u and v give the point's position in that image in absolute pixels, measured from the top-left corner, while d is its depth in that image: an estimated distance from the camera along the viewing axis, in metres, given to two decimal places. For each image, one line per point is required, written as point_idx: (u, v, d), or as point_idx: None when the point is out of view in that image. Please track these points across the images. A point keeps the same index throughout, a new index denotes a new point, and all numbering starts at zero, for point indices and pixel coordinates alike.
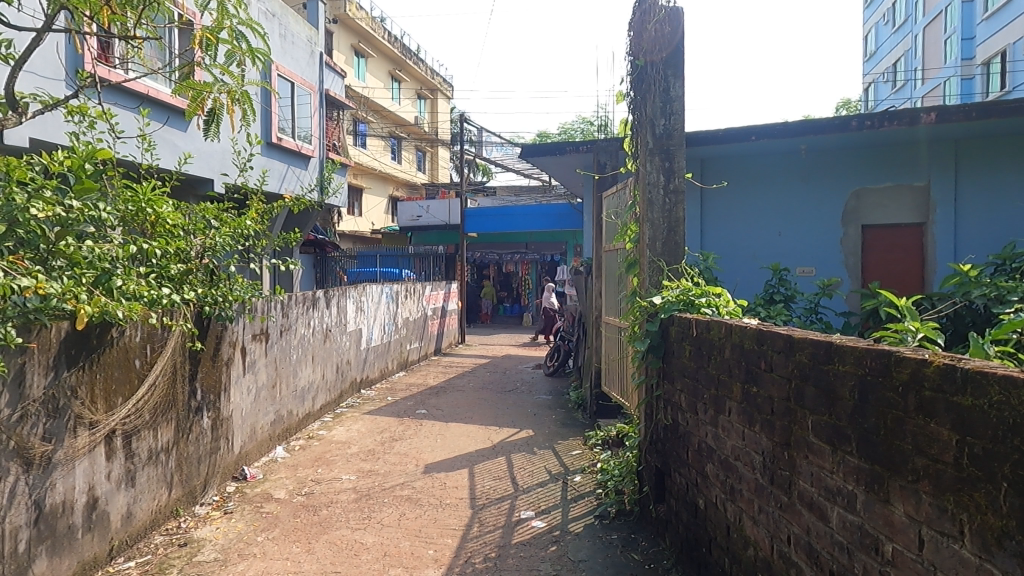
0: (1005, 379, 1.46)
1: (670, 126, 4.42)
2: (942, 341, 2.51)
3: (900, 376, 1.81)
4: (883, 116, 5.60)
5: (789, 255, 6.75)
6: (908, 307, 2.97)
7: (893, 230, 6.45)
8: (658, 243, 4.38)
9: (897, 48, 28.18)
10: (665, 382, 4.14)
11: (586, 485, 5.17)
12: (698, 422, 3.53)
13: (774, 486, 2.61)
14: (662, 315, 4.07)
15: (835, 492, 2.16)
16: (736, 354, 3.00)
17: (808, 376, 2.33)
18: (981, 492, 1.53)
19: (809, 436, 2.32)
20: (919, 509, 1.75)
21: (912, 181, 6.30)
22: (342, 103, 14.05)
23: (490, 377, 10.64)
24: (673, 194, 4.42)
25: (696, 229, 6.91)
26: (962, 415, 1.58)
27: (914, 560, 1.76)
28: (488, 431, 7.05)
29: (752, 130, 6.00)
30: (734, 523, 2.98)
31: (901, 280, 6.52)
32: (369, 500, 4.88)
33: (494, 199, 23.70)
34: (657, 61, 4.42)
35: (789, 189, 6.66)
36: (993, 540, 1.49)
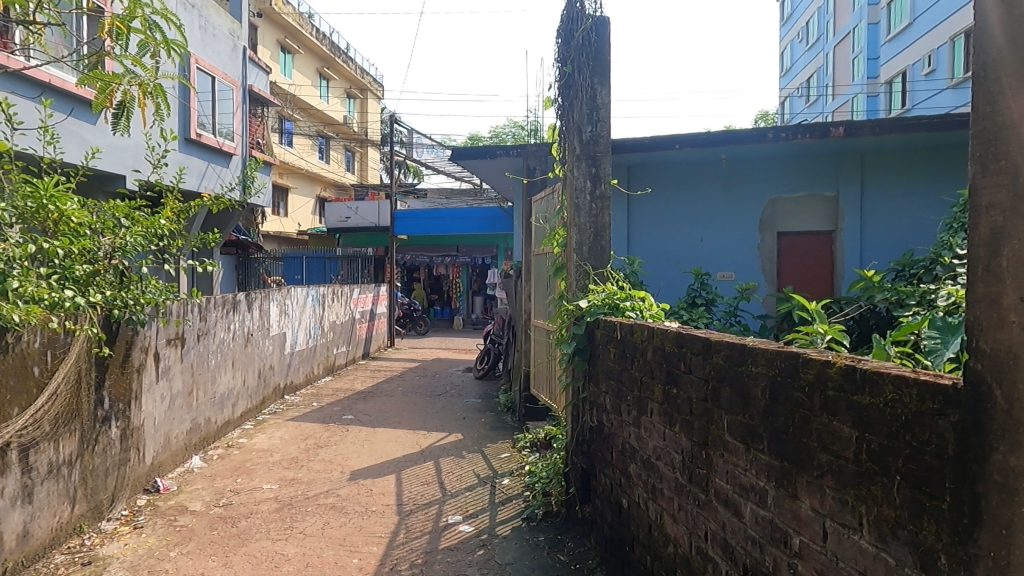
0: (898, 378, 1.54)
1: (597, 132, 4.49)
2: (848, 343, 2.67)
3: (807, 376, 1.90)
4: (797, 129, 5.87)
5: (710, 260, 7.00)
6: (817, 309, 3.14)
7: (805, 237, 6.80)
8: (585, 248, 4.46)
9: (809, 64, 29.74)
10: (591, 384, 4.20)
11: (514, 488, 5.20)
12: (622, 422, 3.60)
13: (693, 484, 2.70)
14: (588, 318, 4.15)
15: (748, 488, 2.24)
16: (658, 356, 3.08)
17: (724, 377, 2.42)
18: (878, 485, 1.61)
19: (725, 435, 2.41)
20: (823, 503, 1.84)
21: (822, 191, 6.66)
22: (266, 100, 13.62)
23: (419, 381, 10.54)
24: (599, 200, 4.50)
25: (622, 234, 7.09)
26: (862, 412, 1.67)
27: (819, 552, 1.86)
28: (416, 435, 6.99)
29: (675, 138, 6.20)
30: (656, 522, 3.05)
31: (812, 285, 6.87)
32: (291, 509, 4.73)
33: (426, 201, 23.55)
34: (584, 69, 4.51)
35: (709, 198, 6.92)
36: (888, 530, 1.58)
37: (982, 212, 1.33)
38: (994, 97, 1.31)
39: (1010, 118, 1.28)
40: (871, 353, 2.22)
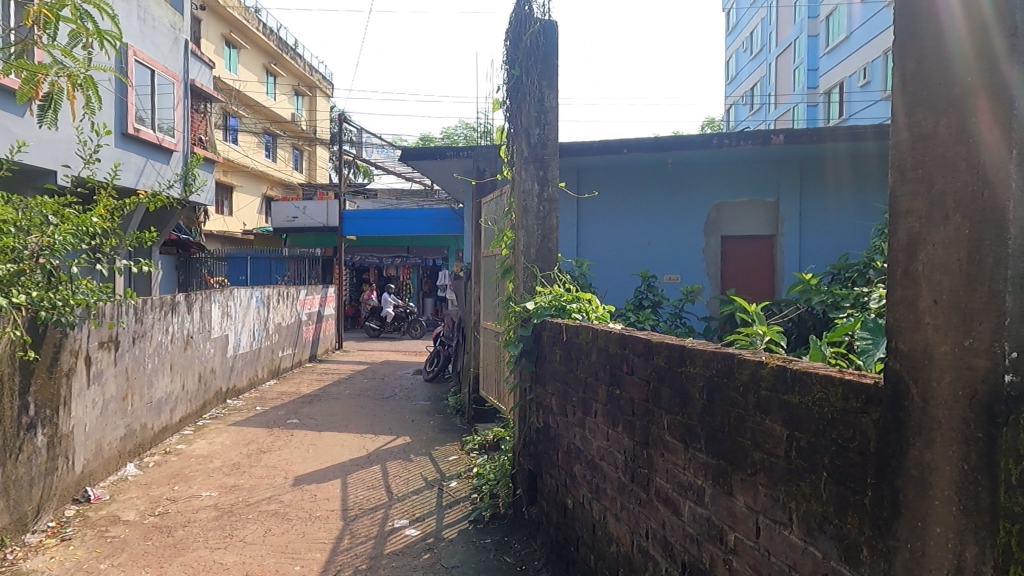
0: (825, 377, 1.60)
1: (545, 136, 4.52)
2: (786, 344, 2.76)
3: (741, 376, 1.95)
4: (739, 136, 6.04)
5: (656, 262, 7.12)
6: (758, 311, 3.23)
7: (748, 241, 6.99)
8: (533, 250, 4.49)
9: (753, 74, 30.66)
10: (537, 386, 4.22)
11: (462, 490, 5.18)
12: (567, 423, 3.63)
13: (634, 483, 2.74)
14: (535, 319, 4.18)
15: (687, 487, 2.29)
16: (602, 357, 3.12)
17: (664, 378, 2.46)
18: (807, 481, 1.67)
19: (665, 435, 2.45)
20: (756, 500, 1.89)
21: (763, 197, 6.86)
22: (210, 95, 13.22)
23: (368, 383, 10.40)
24: (546, 202, 4.53)
25: (571, 237, 7.16)
26: (792, 411, 1.72)
27: (752, 547, 1.91)
28: (363, 439, 6.89)
29: (624, 143, 6.29)
30: (600, 521, 3.09)
31: (754, 287, 7.07)
32: (231, 517, 4.60)
33: (376, 201, 23.28)
34: (531, 72, 4.54)
35: (656, 202, 7.04)
36: (815, 524, 1.64)
37: (901, 218, 1.39)
38: (911, 109, 1.37)
39: (926, 129, 1.33)
40: (809, 354, 2.28)
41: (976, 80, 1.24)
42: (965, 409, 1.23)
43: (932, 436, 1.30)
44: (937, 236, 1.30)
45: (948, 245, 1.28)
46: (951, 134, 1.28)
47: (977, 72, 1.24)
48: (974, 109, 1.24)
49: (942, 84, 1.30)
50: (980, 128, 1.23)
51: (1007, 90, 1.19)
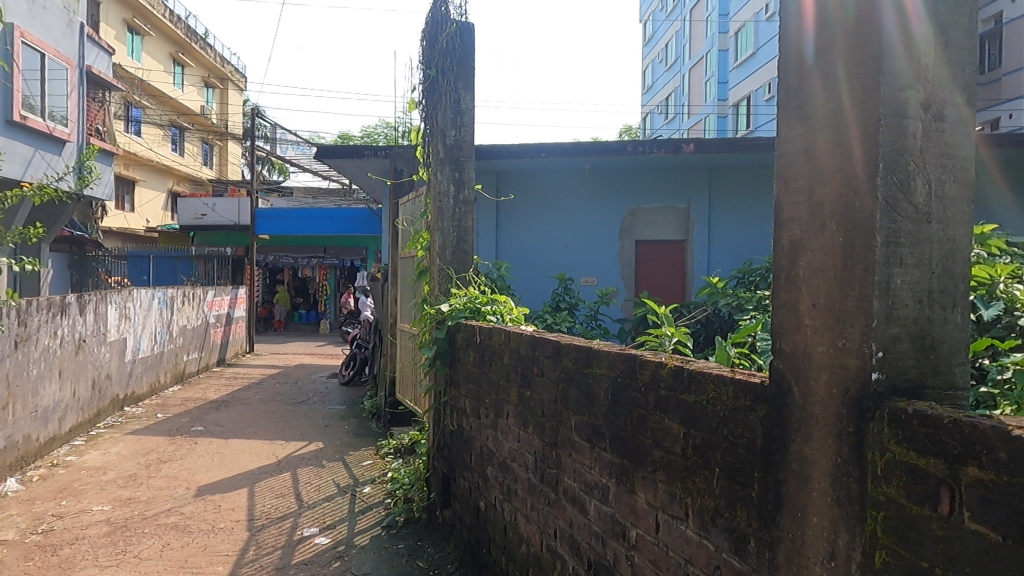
0: (718, 377, 1.67)
1: (461, 137, 4.52)
2: (693, 345, 2.87)
3: (643, 377, 2.01)
4: (652, 143, 6.24)
5: (573, 265, 7.25)
6: (667, 313, 3.33)
7: (659, 245, 7.23)
8: (448, 251, 4.47)
9: (667, 83, 31.78)
10: (452, 388, 4.20)
11: (375, 496, 5.08)
12: (480, 425, 3.63)
13: (544, 484, 2.77)
14: (449, 322, 4.17)
15: (592, 486, 2.34)
16: (513, 359, 3.14)
17: (572, 379, 2.50)
18: (701, 477, 1.74)
19: (573, 435, 2.50)
20: (656, 497, 1.95)
21: (675, 203, 7.10)
22: (109, 83, 12.42)
23: (279, 388, 10.05)
24: (462, 204, 4.52)
25: (491, 239, 7.18)
26: (688, 410, 1.79)
27: (652, 543, 1.97)
28: (273, 445, 6.64)
29: (542, 147, 6.36)
30: (511, 522, 3.11)
31: (665, 290, 7.31)
32: (125, 532, 4.32)
33: (290, 200, 22.55)
34: (446, 72, 4.52)
35: (573, 206, 7.17)
36: (708, 518, 1.70)
37: (784, 225, 1.47)
38: (794, 123, 1.45)
39: (806, 142, 1.41)
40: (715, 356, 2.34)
41: (849, 96, 1.32)
42: (839, 405, 1.31)
43: (811, 432, 1.37)
44: (816, 243, 1.38)
45: (826, 252, 1.36)
46: (828, 147, 1.36)
47: (849, 89, 1.32)
48: (847, 125, 1.32)
49: (820, 100, 1.38)
50: (852, 143, 1.31)
51: (874, 107, 1.27)
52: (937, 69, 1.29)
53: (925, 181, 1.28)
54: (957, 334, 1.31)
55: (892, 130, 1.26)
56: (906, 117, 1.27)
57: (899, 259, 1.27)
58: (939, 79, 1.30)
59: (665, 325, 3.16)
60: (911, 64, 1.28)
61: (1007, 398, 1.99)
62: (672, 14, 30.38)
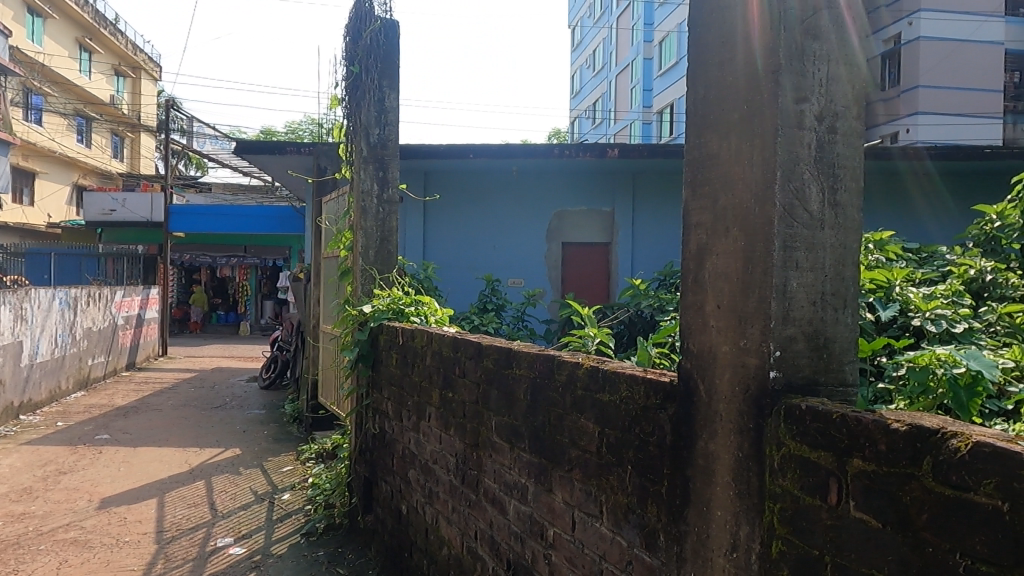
0: (630, 377, 1.71)
1: (385, 136, 4.45)
2: (615, 346, 2.93)
3: (560, 377, 2.04)
4: (578, 147, 6.33)
5: (500, 267, 7.27)
6: (591, 315, 3.36)
7: (586, 248, 7.33)
8: (371, 252, 4.40)
9: (595, 89, 32.36)
10: (374, 391, 4.13)
11: (295, 502, 4.93)
12: (402, 428, 3.58)
13: (465, 485, 2.76)
14: (372, 323, 4.09)
15: (512, 487, 2.35)
16: (435, 360, 3.12)
17: (493, 380, 2.51)
18: (614, 474, 1.77)
19: (493, 436, 2.50)
20: (573, 495, 1.98)
21: (600, 206, 7.22)
22: (5, 67, 11.56)
23: (195, 393, 9.61)
24: (386, 204, 4.45)
25: (418, 239, 7.12)
26: (603, 409, 1.82)
27: (569, 541, 2.00)
28: (186, 453, 6.34)
29: (471, 148, 6.35)
30: (432, 525, 3.08)
31: (591, 292, 7.43)
32: (17, 550, 4.02)
33: (208, 196, 21.61)
34: (370, 69, 4.44)
35: (500, 207, 7.20)
36: (621, 515, 1.74)
37: (692, 230, 1.52)
38: (701, 131, 1.50)
39: (712, 149, 1.47)
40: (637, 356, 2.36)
41: (752, 107, 1.38)
42: (741, 403, 1.37)
43: (715, 428, 1.43)
44: (720, 246, 1.44)
45: (728, 255, 1.42)
46: (731, 155, 1.42)
47: (751, 100, 1.38)
48: (748, 136, 1.38)
49: (725, 109, 1.44)
50: (753, 152, 1.37)
51: (773, 117, 1.33)
52: (829, 83, 1.37)
53: (818, 189, 1.36)
54: (847, 334, 1.40)
55: (788, 140, 1.33)
56: (801, 128, 1.34)
57: (795, 263, 1.34)
58: (832, 93, 1.38)
59: (589, 327, 3.19)
60: (805, 78, 1.35)
61: (899, 393, 2.18)
62: (600, 21, 30.97)
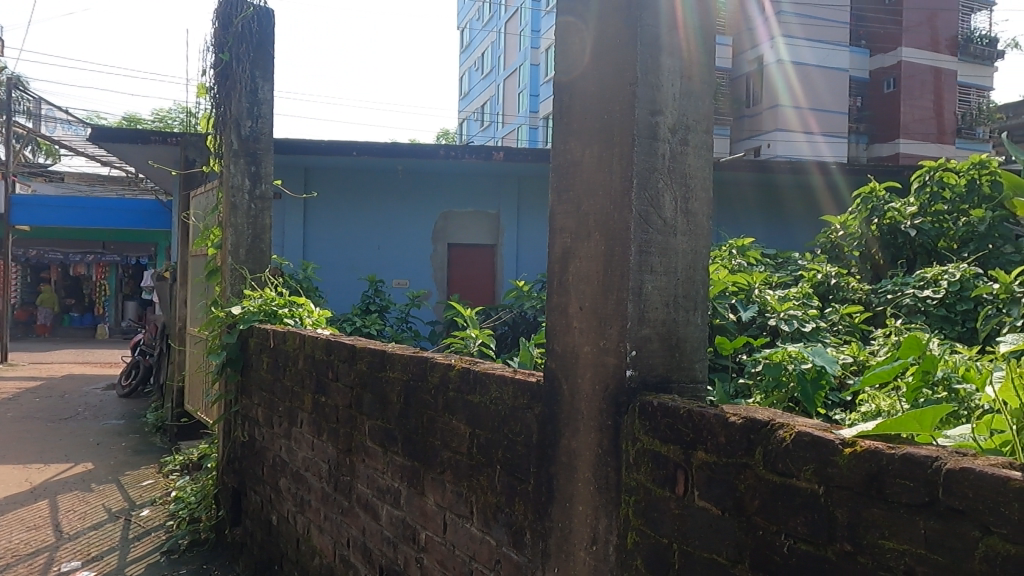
0: (499, 378, 1.73)
1: (258, 129, 4.25)
2: (495, 346, 2.98)
3: (432, 379, 2.03)
4: (464, 149, 6.31)
5: (384, 267, 7.12)
6: (472, 316, 3.40)
7: (471, 249, 7.32)
8: (242, 250, 4.18)
9: (483, 92, 32.54)
10: (243, 397, 3.91)
11: (154, 518, 4.57)
12: (273, 435, 3.43)
13: (337, 492, 2.68)
14: (241, 325, 3.88)
15: (384, 491, 2.31)
16: (308, 364, 3.00)
17: (366, 384, 2.46)
18: (484, 475, 1.79)
19: (366, 440, 2.44)
20: (444, 497, 1.97)
21: (486, 209, 7.24)
22: None
23: (39, 403, 8.69)
24: (258, 200, 4.24)
25: (297, 238, 6.85)
26: (474, 410, 1.83)
27: (440, 543, 1.99)
28: (26, 470, 5.71)
29: (354, 145, 6.17)
30: (304, 535, 2.97)
31: (477, 294, 7.43)
32: None
33: (59, 187, 19.62)
34: (241, 58, 4.22)
35: (383, 206, 7.05)
36: (491, 514, 1.76)
37: (557, 234, 1.56)
38: (567, 137, 1.54)
39: (575, 156, 1.52)
40: (519, 356, 2.42)
41: (613, 118, 1.43)
42: (600, 401, 1.43)
43: (577, 426, 1.48)
44: (582, 250, 1.49)
45: (590, 259, 1.47)
46: (593, 161, 1.47)
47: (613, 111, 1.44)
48: (608, 145, 1.44)
49: (587, 119, 1.49)
50: (613, 160, 1.43)
51: (630, 128, 1.40)
52: (681, 98, 1.45)
53: (671, 198, 1.44)
54: (698, 334, 1.49)
55: (644, 150, 1.40)
56: (656, 139, 1.41)
57: (650, 267, 1.41)
58: (685, 108, 1.46)
59: (470, 327, 3.23)
60: (659, 93, 1.42)
61: (756, 388, 2.34)
62: (488, 24, 31.17)
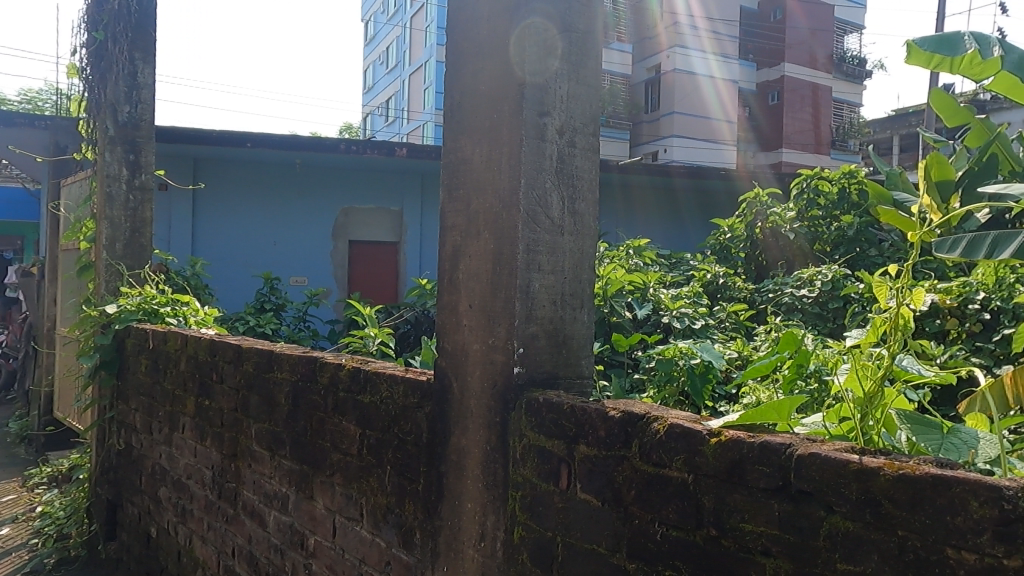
0: (391, 377, 1.70)
1: (137, 115, 3.97)
2: (396, 346, 2.92)
3: (322, 379, 1.97)
4: (366, 144, 6.12)
5: (281, 264, 6.82)
6: (372, 315, 3.31)
7: (374, 246, 7.13)
8: (118, 244, 3.89)
9: (387, 87, 31.93)
10: (119, 402, 3.65)
11: (16, 536, 4.18)
12: (152, 442, 3.22)
13: (222, 499, 2.55)
14: (117, 325, 3.61)
15: (272, 497, 2.22)
16: (191, 366, 2.84)
17: (253, 385, 2.35)
18: (374, 476, 1.76)
19: (253, 444, 2.34)
20: (333, 500, 1.92)
21: (389, 205, 7.06)
22: None
23: None
24: (138, 191, 3.96)
25: (185, 233, 6.46)
26: (364, 411, 1.79)
27: (329, 548, 1.94)
28: None
29: (248, 137, 5.87)
30: (185, 547, 2.81)
31: (379, 291, 7.26)
32: None
33: None
34: (119, 39, 3.92)
35: (279, 200, 6.75)
36: (381, 516, 1.73)
37: (448, 232, 1.56)
38: (458, 135, 1.54)
39: (465, 154, 1.52)
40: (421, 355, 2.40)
41: (503, 118, 1.44)
42: (489, 398, 1.44)
43: (467, 424, 1.48)
44: (472, 249, 1.49)
45: (480, 257, 1.48)
46: (484, 160, 1.48)
47: (503, 112, 1.45)
48: (498, 144, 1.45)
49: (478, 118, 1.50)
50: (502, 158, 1.44)
51: (519, 128, 1.41)
52: (570, 101, 1.48)
53: (557, 197, 1.46)
54: (585, 331, 1.51)
55: (532, 151, 1.42)
56: (544, 140, 1.44)
57: (537, 265, 1.43)
58: (573, 110, 1.49)
59: (369, 325, 3.15)
60: (548, 94, 1.45)
61: (650, 383, 2.44)
62: (393, 18, 30.61)
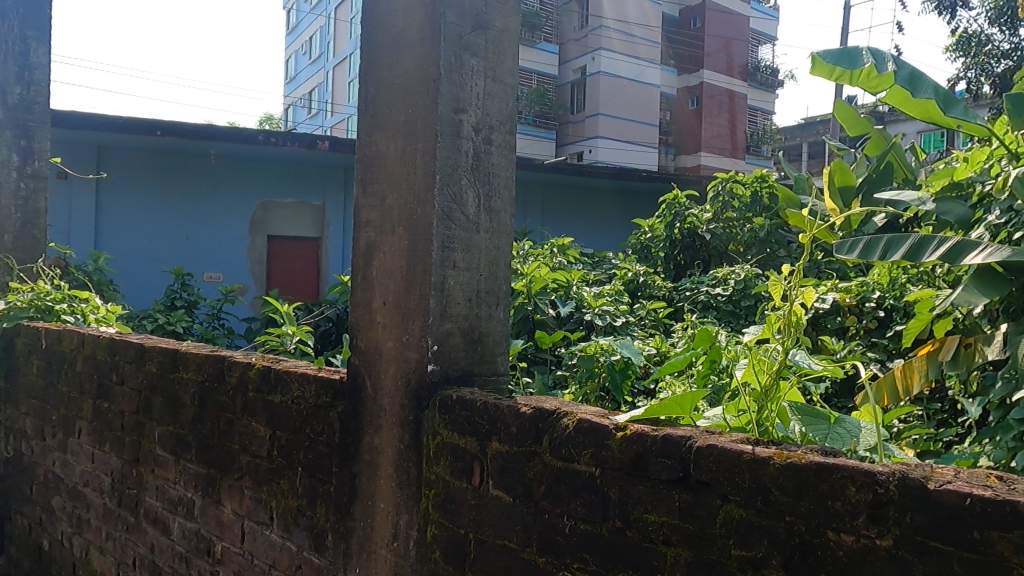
0: (302, 376, 1.66)
1: (29, 97, 3.68)
2: (314, 343, 2.84)
3: (230, 379, 1.89)
4: (287, 136, 5.89)
5: (194, 260, 6.51)
6: (289, 312, 3.20)
7: (294, 242, 6.89)
8: (7, 236, 3.61)
9: (310, 79, 30.96)
10: (7, 406, 3.38)
11: None
12: (45, 449, 3.00)
13: (122, 507, 2.41)
14: (5, 323, 3.35)
15: (176, 503, 2.12)
16: (88, 366, 2.67)
17: (156, 386, 2.23)
18: (285, 478, 1.71)
19: (156, 448, 2.22)
20: (242, 504, 1.85)
21: (311, 200, 6.84)
22: None
23: None
24: (30, 178, 3.68)
25: (87, 225, 6.06)
26: (275, 411, 1.74)
27: (237, 554, 1.87)
28: None
29: (158, 124, 5.54)
30: (81, 558, 2.64)
31: (299, 289, 7.03)
32: None
33: None
34: (9, 14, 3.63)
35: (192, 192, 6.42)
36: (291, 519, 1.68)
37: (361, 228, 1.53)
38: (372, 130, 1.51)
39: (380, 149, 1.49)
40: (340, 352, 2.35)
41: (418, 113, 1.43)
42: (403, 396, 1.43)
43: (380, 423, 1.46)
44: (386, 245, 1.47)
45: (394, 254, 1.46)
46: (398, 156, 1.46)
47: (418, 107, 1.43)
48: (412, 140, 1.44)
49: (392, 112, 1.47)
50: (417, 154, 1.43)
51: (433, 124, 1.40)
52: (486, 98, 1.47)
53: (473, 194, 1.46)
54: (500, 328, 1.52)
55: (447, 147, 1.41)
56: (459, 136, 1.43)
57: (452, 263, 1.42)
58: (489, 107, 1.48)
59: (286, 321, 3.05)
60: (464, 90, 1.44)
61: (571, 379, 2.47)
62: (317, 8, 29.75)
